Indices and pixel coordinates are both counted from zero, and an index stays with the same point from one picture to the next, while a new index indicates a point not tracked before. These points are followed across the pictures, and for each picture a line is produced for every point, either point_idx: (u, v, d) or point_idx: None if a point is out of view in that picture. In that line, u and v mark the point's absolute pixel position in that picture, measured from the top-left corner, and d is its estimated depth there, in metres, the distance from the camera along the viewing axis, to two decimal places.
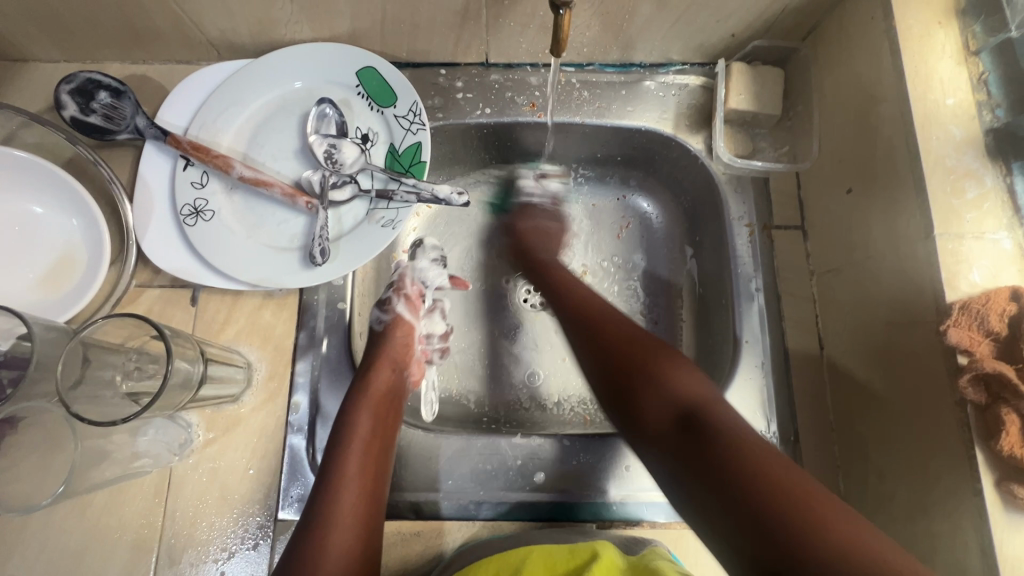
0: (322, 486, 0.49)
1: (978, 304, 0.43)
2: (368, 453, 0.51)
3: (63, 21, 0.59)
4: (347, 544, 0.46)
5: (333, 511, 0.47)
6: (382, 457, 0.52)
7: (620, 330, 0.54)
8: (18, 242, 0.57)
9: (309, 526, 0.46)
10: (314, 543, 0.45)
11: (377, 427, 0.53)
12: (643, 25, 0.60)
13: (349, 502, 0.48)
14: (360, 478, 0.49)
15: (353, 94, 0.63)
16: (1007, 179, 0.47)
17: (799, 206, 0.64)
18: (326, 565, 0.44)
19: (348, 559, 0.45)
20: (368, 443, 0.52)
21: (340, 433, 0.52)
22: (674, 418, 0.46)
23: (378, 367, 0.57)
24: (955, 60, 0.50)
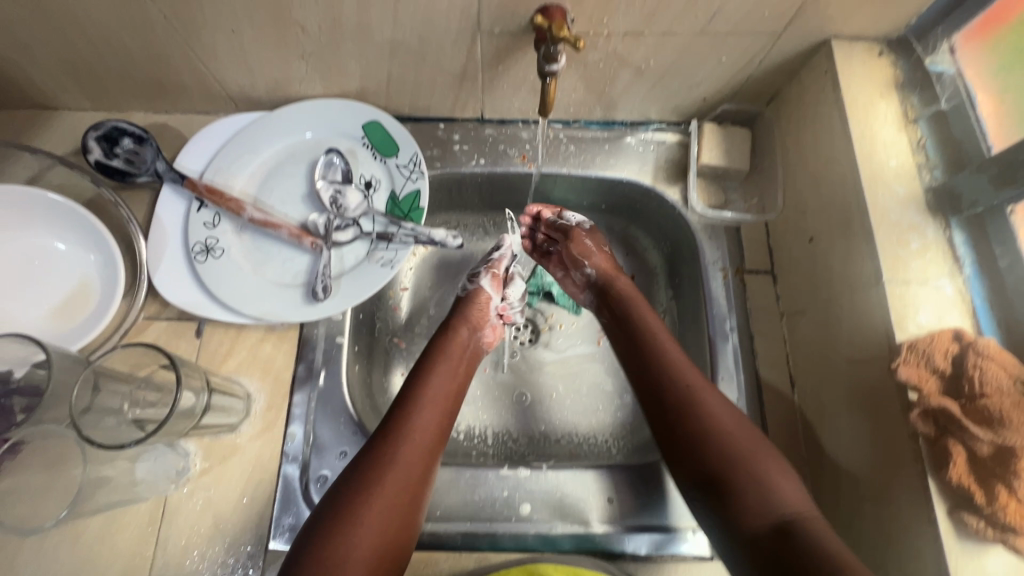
0: (400, 409, 0.56)
1: (924, 344, 0.47)
2: (442, 391, 0.59)
3: (97, 76, 0.65)
4: (411, 459, 0.53)
5: (405, 428, 0.55)
6: (451, 400, 0.60)
7: (727, 423, 0.53)
8: (36, 275, 0.60)
9: (384, 436, 0.54)
10: (383, 450, 0.53)
11: (453, 374, 0.62)
12: (623, 89, 0.67)
13: (420, 426, 0.55)
14: (432, 408, 0.57)
15: (358, 144, 0.68)
16: (947, 232, 0.52)
17: (769, 252, 0.69)
18: (392, 471, 0.52)
19: (410, 471, 0.52)
20: (443, 383, 0.60)
21: (422, 370, 0.61)
22: (773, 521, 0.47)
23: (458, 323, 0.67)
24: (896, 127, 0.57)
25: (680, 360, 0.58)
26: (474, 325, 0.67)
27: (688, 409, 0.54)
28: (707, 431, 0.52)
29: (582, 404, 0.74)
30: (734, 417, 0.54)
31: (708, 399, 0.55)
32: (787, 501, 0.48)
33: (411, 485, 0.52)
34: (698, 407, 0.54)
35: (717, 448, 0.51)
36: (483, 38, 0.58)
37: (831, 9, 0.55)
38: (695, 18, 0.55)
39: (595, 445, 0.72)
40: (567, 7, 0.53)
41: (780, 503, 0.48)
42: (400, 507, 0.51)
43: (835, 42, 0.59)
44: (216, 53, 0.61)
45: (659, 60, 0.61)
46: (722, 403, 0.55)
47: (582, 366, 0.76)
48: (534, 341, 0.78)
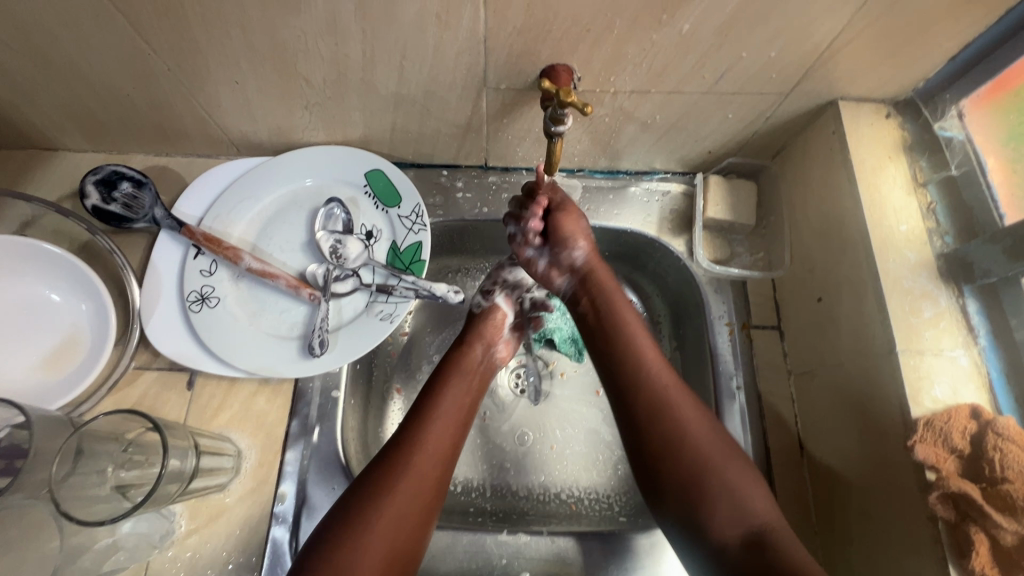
0: (415, 420, 0.57)
1: (941, 421, 0.46)
2: (458, 402, 0.60)
3: (97, 120, 0.64)
4: (427, 465, 0.53)
5: (420, 435, 0.55)
6: (467, 409, 0.61)
7: (697, 430, 0.52)
8: (24, 325, 0.59)
9: (400, 443, 0.54)
10: (399, 455, 0.53)
11: (469, 384, 0.63)
12: (628, 141, 0.66)
13: (434, 437, 0.56)
14: (448, 416, 0.58)
15: (361, 194, 0.68)
16: (960, 300, 0.52)
17: (776, 307, 0.68)
18: (407, 477, 0.52)
19: (425, 477, 0.52)
20: (460, 394, 0.61)
21: (438, 381, 0.61)
22: (744, 532, 0.47)
23: (473, 340, 0.67)
24: (904, 191, 0.57)
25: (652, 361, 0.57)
26: (488, 341, 0.68)
27: (658, 416, 0.53)
28: (677, 442, 0.52)
29: (585, 457, 0.72)
30: (705, 425, 0.53)
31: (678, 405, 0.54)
32: (756, 511, 0.48)
33: (425, 490, 0.52)
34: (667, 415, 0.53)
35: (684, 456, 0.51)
36: (489, 93, 0.58)
37: (839, 73, 0.55)
38: (702, 79, 0.55)
39: (599, 503, 0.70)
40: (574, 68, 0.53)
41: (744, 507, 0.48)
42: (414, 512, 0.50)
43: (842, 103, 0.59)
44: (220, 102, 0.60)
45: (666, 115, 0.61)
46: (693, 409, 0.54)
47: (585, 417, 0.74)
48: (535, 390, 0.75)
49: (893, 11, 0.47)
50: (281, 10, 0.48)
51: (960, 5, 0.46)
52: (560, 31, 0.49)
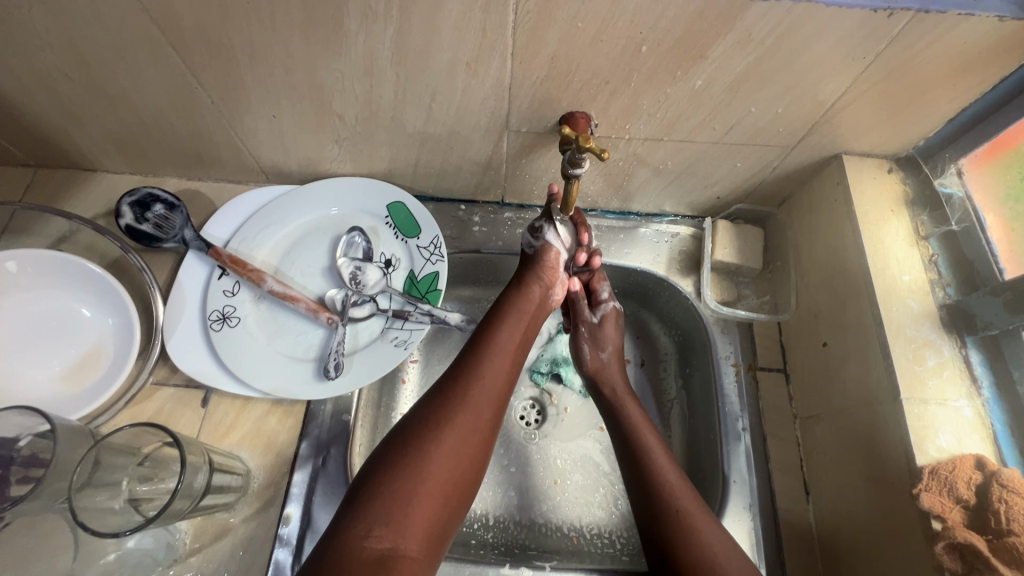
0: (472, 355, 0.57)
1: (947, 470, 0.47)
2: (513, 339, 0.60)
3: (138, 145, 0.68)
4: (481, 404, 0.54)
5: (476, 370, 0.56)
6: (520, 352, 0.60)
7: (706, 533, 0.52)
8: (51, 337, 0.61)
9: (455, 380, 0.55)
10: (455, 391, 0.54)
11: (523, 329, 0.62)
12: (640, 184, 0.69)
13: (491, 373, 0.56)
14: (502, 359, 0.58)
15: (382, 223, 0.70)
16: (963, 350, 0.53)
17: (781, 350, 0.69)
18: (463, 412, 0.52)
19: (480, 412, 0.53)
20: (512, 337, 0.60)
21: (492, 323, 0.61)
22: None
23: (530, 281, 0.65)
24: (907, 243, 0.59)
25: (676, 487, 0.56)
26: (547, 283, 0.66)
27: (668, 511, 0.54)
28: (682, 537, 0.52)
29: (590, 493, 0.71)
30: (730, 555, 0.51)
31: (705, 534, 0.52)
32: None
33: (480, 427, 0.53)
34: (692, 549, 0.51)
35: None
36: (510, 135, 0.61)
37: (842, 129, 0.58)
38: (713, 130, 0.58)
39: (603, 541, 0.69)
40: (592, 115, 0.57)
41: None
42: (468, 449, 0.51)
43: (846, 157, 0.62)
44: (257, 134, 0.64)
45: (676, 162, 0.64)
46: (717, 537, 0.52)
47: (589, 451, 0.74)
48: (541, 424, 0.76)
49: (894, 75, 0.50)
50: (324, 53, 0.51)
51: (957, 73, 0.50)
52: (580, 82, 0.52)
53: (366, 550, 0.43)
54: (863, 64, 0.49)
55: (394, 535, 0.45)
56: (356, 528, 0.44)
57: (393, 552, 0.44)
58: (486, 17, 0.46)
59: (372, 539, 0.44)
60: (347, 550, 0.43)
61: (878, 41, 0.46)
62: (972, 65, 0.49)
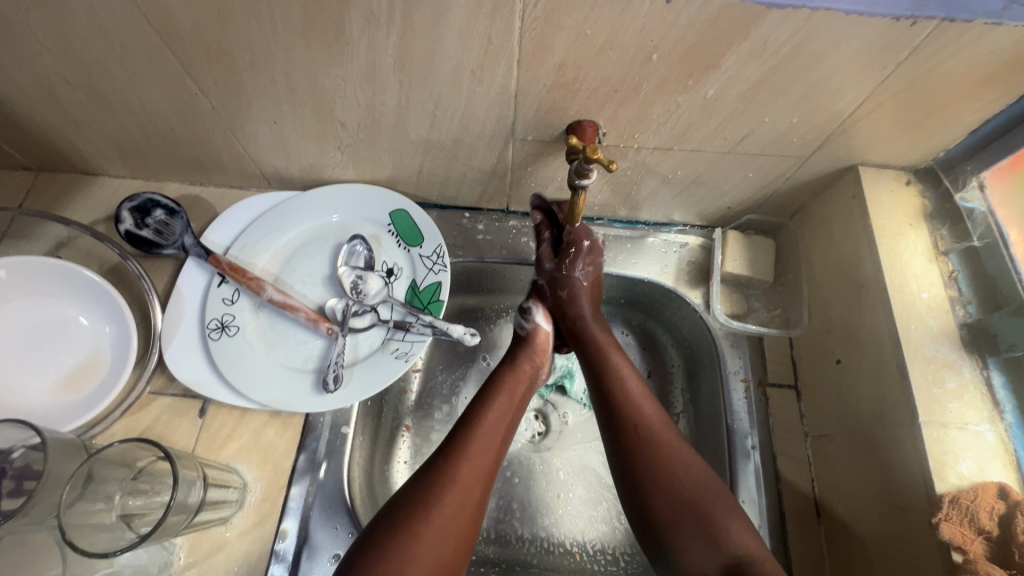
0: (461, 430, 0.56)
1: (967, 499, 0.45)
2: (503, 414, 0.59)
3: (139, 150, 0.67)
4: (471, 482, 0.52)
5: (466, 445, 0.54)
6: (509, 428, 0.59)
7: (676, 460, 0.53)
8: (47, 346, 0.60)
9: (445, 457, 0.53)
10: (444, 469, 0.52)
11: (512, 403, 0.61)
12: (649, 194, 0.67)
13: (480, 449, 0.54)
14: (492, 435, 0.56)
15: (384, 232, 0.69)
16: (984, 371, 0.52)
17: (793, 366, 0.67)
18: (451, 494, 0.51)
19: (469, 493, 0.52)
20: (504, 411, 0.59)
21: (482, 398, 0.60)
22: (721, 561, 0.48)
23: (521, 358, 0.65)
24: (926, 258, 0.57)
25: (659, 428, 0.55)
26: (540, 360, 0.66)
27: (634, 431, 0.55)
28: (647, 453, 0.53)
29: (592, 509, 0.70)
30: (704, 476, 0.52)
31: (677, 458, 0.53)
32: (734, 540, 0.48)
33: (468, 508, 0.51)
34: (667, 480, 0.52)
35: (674, 496, 0.51)
36: (515, 143, 0.60)
37: (860, 139, 0.56)
38: (724, 140, 0.56)
39: (605, 558, 0.67)
40: (600, 123, 0.55)
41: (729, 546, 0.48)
42: (456, 533, 0.49)
43: (862, 168, 0.60)
44: (258, 140, 0.63)
45: (686, 172, 0.62)
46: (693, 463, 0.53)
47: (592, 466, 0.72)
48: (544, 436, 0.74)
49: (915, 85, 0.48)
50: (325, 60, 0.50)
51: (981, 83, 0.48)
52: (589, 90, 0.51)
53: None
54: (883, 73, 0.47)
55: None
56: None
57: None
58: (492, 25, 0.45)
59: None
60: None
61: (900, 51, 0.45)
62: (997, 75, 0.47)
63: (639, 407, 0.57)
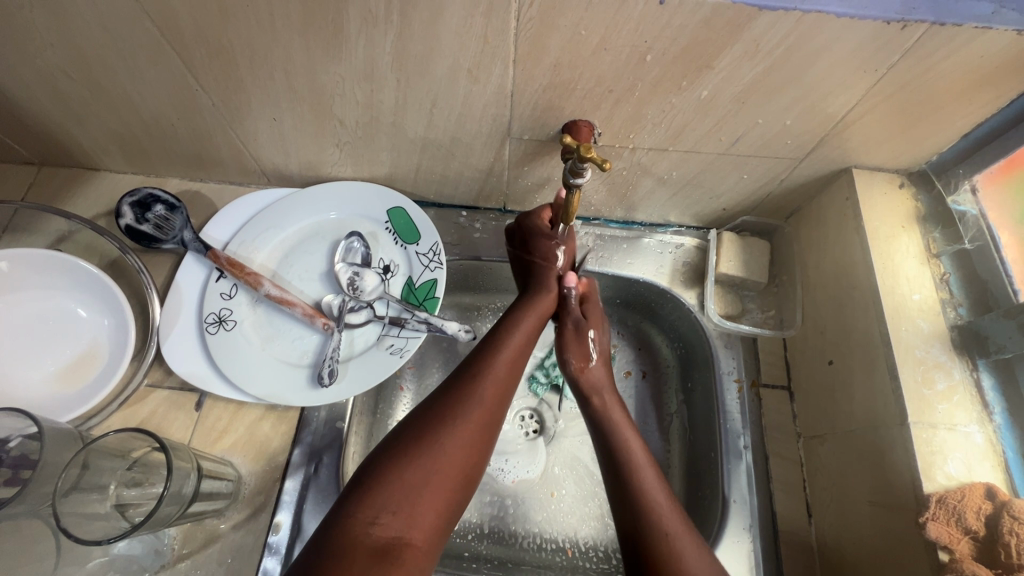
0: (485, 352, 0.57)
1: (955, 499, 0.45)
2: (525, 338, 0.60)
3: (140, 146, 0.67)
4: (494, 397, 0.54)
5: (489, 364, 0.56)
6: (528, 355, 0.60)
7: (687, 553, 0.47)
8: (46, 337, 0.61)
9: (472, 375, 0.54)
10: (467, 386, 0.53)
11: (530, 333, 0.61)
12: (645, 195, 0.68)
13: (502, 370, 0.56)
14: (514, 360, 0.57)
15: (381, 229, 0.70)
16: (974, 373, 0.52)
17: (786, 367, 0.67)
18: (474, 409, 0.52)
19: (490, 407, 0.53)
20: (528, 335, 0.60)
21: (503, 326, 0.60)
22: None
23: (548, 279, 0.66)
24: (917, 260, 0.57)
25: (648, 473, 0.54)
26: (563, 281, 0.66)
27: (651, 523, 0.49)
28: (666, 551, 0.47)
29: (585, 507, 0.70)
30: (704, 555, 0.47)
31: (666, 521, 0.49)
32: None
33: (489, 421, 0.52)
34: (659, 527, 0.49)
35: None
36: (511, 142, 0.60)
37: (853, 142, 0.56)
38: (718, 142, 0.57)
39: (597, 556, 0.68)
40: (596, 124, 0.56)
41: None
42: (477, 445, 0.51)
43: (855, 171, 0.60)
44: (257, 137, 0.64)
45: (681, 173, 0.63)
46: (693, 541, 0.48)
47: (586, 464, 0.73)
48: (539, 435, 0.75)
49: (906, 89, 0.49)
50: (324, 57, 0.51)
51: (972, 87, 0.48)
52: (583, 90, 0.51)
53: (370, 537, 0.42)
54: (874, 76, 0.47)
55: (400, 523, 0.44)
56: (362, 515, 0.43)
57: (398, 541, 0.43)
58: (489, 23, 0.45)
59: (378, 526, 0.43)
60: (352, 536, 0.42)
61: (891, 54, 0.45)
62: (989, 79, 0.47)
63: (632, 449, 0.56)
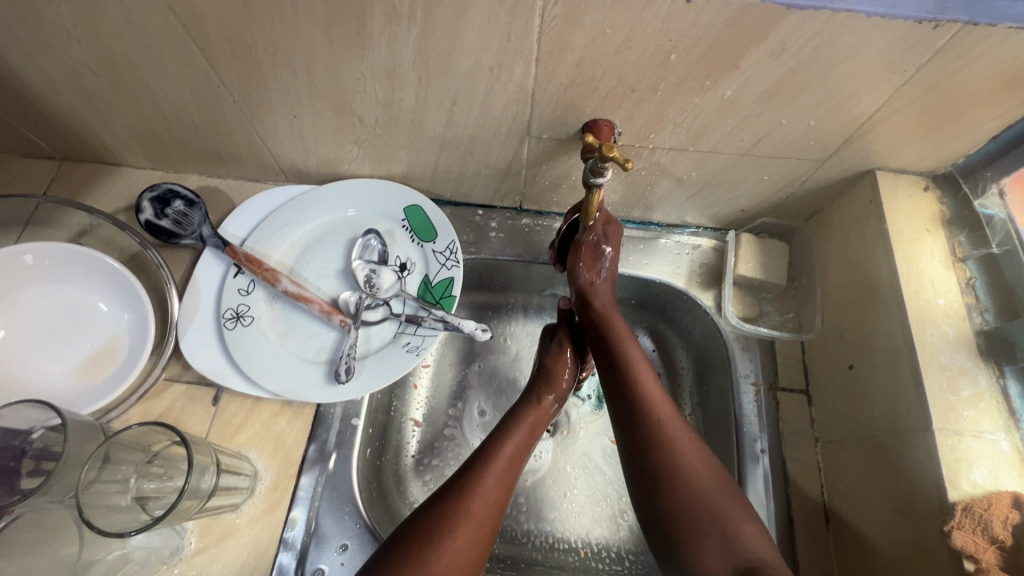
0: (476, 463, 0.55)
1: (981, 508, 0.45)
2: (518, 448, 0.58)
3: (161, 142, 0.68)
4: (486, 514, 0.51)
5: (480, 476, 0.53)
6: (520, 463, 0.58)
7: (689, 458, 0.52)
8: (68, 331, 0.61)
9: (460, 489, 0.52)
10: (456, 499, 0.51)
11: (517, 450, 0.58)
12: (663, 195, 0.67)
13: (493, 483, 0.53)
14: (507, 469, 0.55)
15: (398, 227, 0.70)
16: (1001, 380, 0.51)
17: (805, 370, 0.66)
18: (463, 529, 0.49)
19: (482, 523, 0.51)
20: (519, 446, 0.58)
21: (493, 437, 0.58)
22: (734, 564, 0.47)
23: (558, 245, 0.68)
24: (943, 264, 0.56)
25: (655, 395, 0.56)
26: (560, 393, 0.65)
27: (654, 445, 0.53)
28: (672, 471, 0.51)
29: (598, 508, 0.70)
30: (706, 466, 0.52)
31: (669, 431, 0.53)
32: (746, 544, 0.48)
33: (481, 539, 0.50)
34: (665, 458, 0.52)
35: (686, 496, 0.50)
36: (530, 141, 0.60)
37: (878, 143, 0.55)
38: (740, 142, 0.56)
39: (609, 557, 0.67)
40: (616, 123, 0.55)
41: (743, 549, 0.47)
42: (471, 556, 0.49)
43: (880, 173, 0.59)
44: (277, 134, 0.64)
45: (701, 173, 0.62)
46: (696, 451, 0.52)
47: (600, 464, 0.73)
48: (552, 434, 0.74)
49: (935, 90, 0.48)
50: (346, 55, 0.51)
51: (1004, 88, 0.47)
52: (605, 90, 0.51)
53: None
54: (903, 77, 0.47)
55: None
56: None
57: None
58: (513, 22, 0.45)
59: None
60: None
61: (921, 54, 0.44)
62: (1021, 80, 0.46)
63: (637, 371, 0.58)
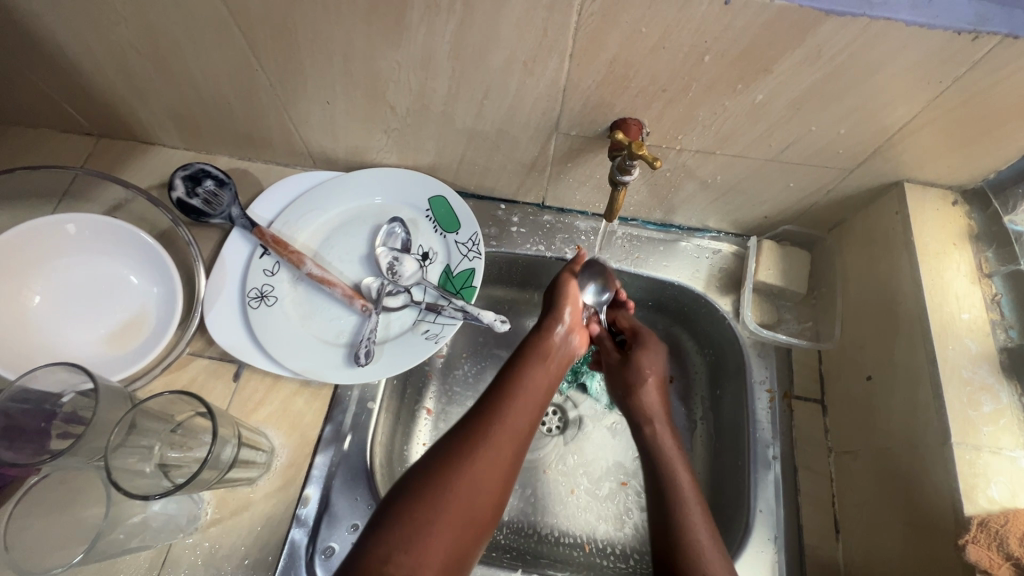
0: (497, 393, 0.56)
1: (998, 524, 0.44)
2: (538, 382, 0.58)
3: (196, 122, 0.70)
4: (507, 443, 0.52)
5: (502, 409, 0.54)
6: (542, 397, 0.58)
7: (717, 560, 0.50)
8: (98, 301, 0.63)
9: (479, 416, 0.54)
10: (478, 425, 0.52)
11: (527, 395, 0.56)
12: (686, 198, 0.68)
13: (514, 415, 0.54)
14: (527, 400, 0.56)
15: (421, 216, 0.71)
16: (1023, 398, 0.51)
17: (820, 380, 0.66)
18: (487, 449, 0.51)
19: (503, 451, 0.51)
20: (540, 379, 0.59)
21: (513, 370, 0.58)
22: None
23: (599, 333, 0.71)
24: (969, 279, 0.56)
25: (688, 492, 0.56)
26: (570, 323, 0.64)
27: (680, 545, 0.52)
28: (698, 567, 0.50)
29: (604, 506, 0.70)
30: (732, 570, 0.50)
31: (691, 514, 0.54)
32: None
33: (502, 462, 0.51)
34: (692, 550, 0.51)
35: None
36: (559, 137, 0.60)
37: (907, 155, 0.55)
38: (768, 147, 0.56)
39: (614, 554, 0.68)
40: (645, 122, 0.56)
41: None
42: (494, 480, 0.50)
43: (908, 185, 0.59)
44: (309, 119, 0.65)
45: (726, 177, 0.62)
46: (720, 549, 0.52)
47: (609, 462, 0.73)
48: (562, 431, 0.75)
49: (970, 103, 0.48)
50: (384, 43, 0.52)
51: None
52: (636, 89, 0.52)
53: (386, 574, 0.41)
54: (937, 88, 0.47)
55: (413, 560, 0.43)
56: (377, 550, 0.43)
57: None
58: (550, 16, 0.46)
59: (391, 563, 0.42)
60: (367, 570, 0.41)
61: (958, 66, 0.44)
62: None
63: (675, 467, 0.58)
